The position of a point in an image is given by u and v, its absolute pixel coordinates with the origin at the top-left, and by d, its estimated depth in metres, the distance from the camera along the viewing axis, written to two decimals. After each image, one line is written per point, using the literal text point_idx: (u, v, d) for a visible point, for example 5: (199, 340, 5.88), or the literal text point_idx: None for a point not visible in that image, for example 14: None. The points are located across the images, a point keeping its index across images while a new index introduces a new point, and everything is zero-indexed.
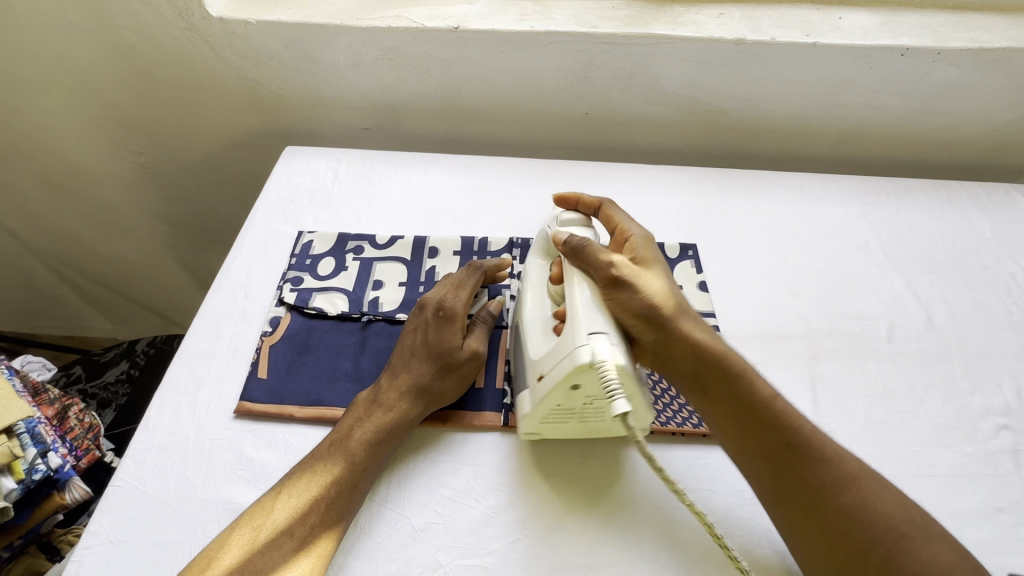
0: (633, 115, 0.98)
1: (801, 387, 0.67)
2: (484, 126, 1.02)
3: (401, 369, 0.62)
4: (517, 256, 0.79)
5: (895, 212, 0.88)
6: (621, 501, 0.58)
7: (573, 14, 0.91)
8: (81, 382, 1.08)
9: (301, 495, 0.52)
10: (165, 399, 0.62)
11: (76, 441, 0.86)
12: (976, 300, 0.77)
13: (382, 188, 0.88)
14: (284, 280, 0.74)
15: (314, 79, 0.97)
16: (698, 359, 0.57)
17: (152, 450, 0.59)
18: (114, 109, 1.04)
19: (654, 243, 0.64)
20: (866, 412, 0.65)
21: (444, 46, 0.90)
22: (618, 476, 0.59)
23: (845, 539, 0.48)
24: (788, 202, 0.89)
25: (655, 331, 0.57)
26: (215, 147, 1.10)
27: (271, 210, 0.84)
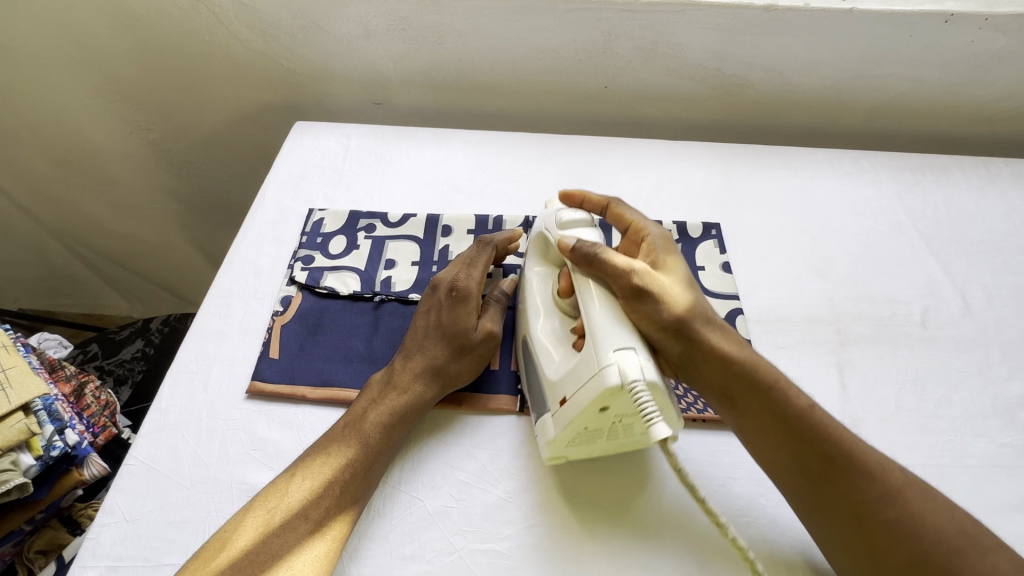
0: (655, 89, 0.94)
1: (829, 373, 0.64)
2: (497, 100, 0.98)
3: (414, 350, 0.60)
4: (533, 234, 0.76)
5: (931, 190, 0.83)
6: (639, 488, 0.56)
7: None
8: (97, 359, 1.09)
9: (315, 477, 0.52)
10: (177, 378, 0.62)
11: (93, 418, 0.87)
12: (1017, 284, 0.73)
13: (394, 164, 0.86)
14: (294, 258, 0.72)
15: (324, 52, 0.94)
16: (730, 364, 0.55)
17: (165, 429, 0.58)
18: (122, 83, 1.02)
19: (671, 242, 0.63)
20: (896, 399, 0.62)
21: (458, 15, 0.86)
22: (637, 463, 0.58)
23: (894, 555, 0.46)
24: (816, 178, 0.85)
25: (681, 340, 0.55)
26: (223, 123, 1.08)
27: (281, 186, 0.82)
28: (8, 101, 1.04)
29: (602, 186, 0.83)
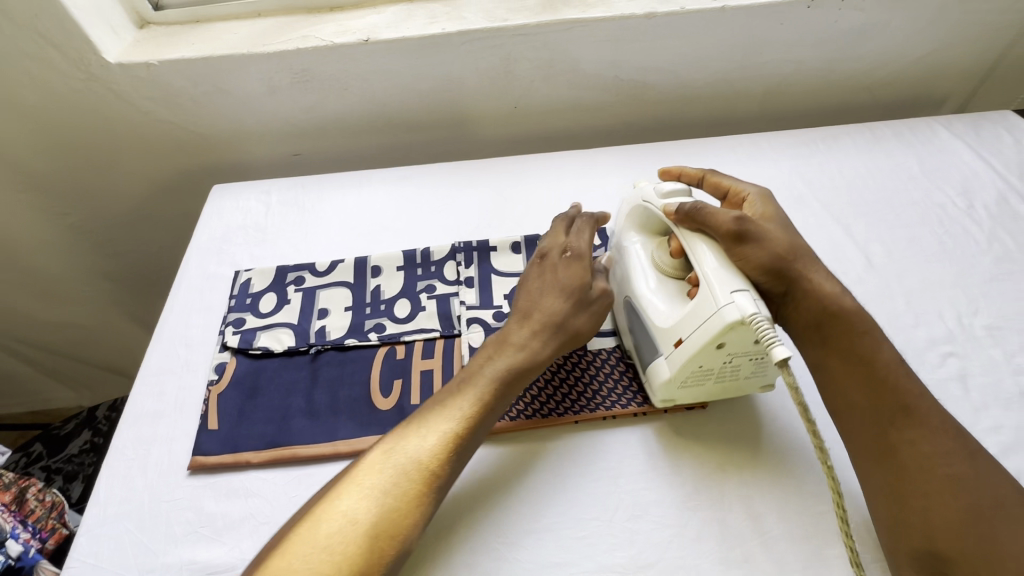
0: (562, 102, 0.98)
1: None
2: (413, 133, 1.01)
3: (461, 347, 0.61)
4: (461, 259, 0.77)
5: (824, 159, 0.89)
6: (590, 490, 0.59)
7: (481, 9, 0.89)
8: (41, 460, 1.03)
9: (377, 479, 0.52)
10: (114, 469, 0.60)
11: (39, 523, 0.82)
12: (910, 234, 0.79)
13: (316, 213, 0.86)
14: (225, 323, 0.72)
15: (233, 112, 0.94)
16: (834, 311, 0.57)
17: (107, 523, 0.56)
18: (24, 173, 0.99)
19: (771, 198, 0.65)
20: None
21: (358, 60, 0.88)
22: (585, 466, 0.60)
23: (947, 506, 0.48)
24: (720, 165, 0.90)
25: (783, 284, 0.57)
26: (137, 187, 1.06)
27: (205, 253, 0.82)
28: None
29: (523, 202, 0.86)
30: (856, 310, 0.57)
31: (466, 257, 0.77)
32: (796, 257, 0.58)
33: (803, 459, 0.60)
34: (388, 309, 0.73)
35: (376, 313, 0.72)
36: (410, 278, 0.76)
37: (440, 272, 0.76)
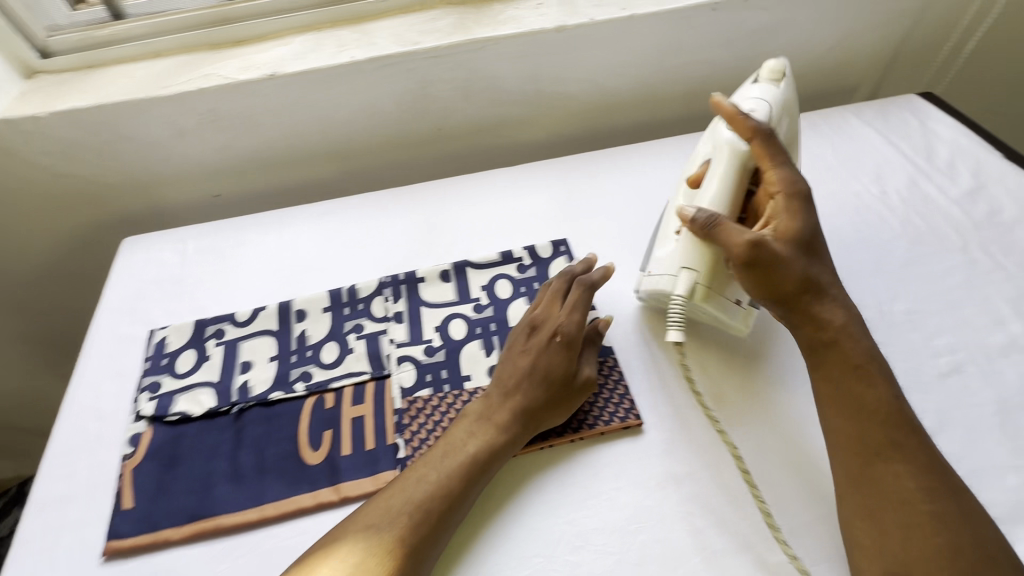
0: (651, 89, 0.90)
1: (909, 366, 0.60)
2: (502, 138, 0.93)
3: (542, 404, 0.55)
4: (565, 260, 0.71)
5: (968, 161, 0.79)
6: (745, 526, 0.51)
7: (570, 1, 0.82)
8: None
9: (368, 546, 0.47)
10: (219, 495, 0.54)
11: None
12: None
13: (399, 220, 0.79)
14: (343, 330, 0.66)
15: (297, 107, 0.81)
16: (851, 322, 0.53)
17: (219, 553, 0.51)
18: (31, 159, 0.80)
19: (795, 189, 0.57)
20: (991, 385, 0.58)
21: (452, 63, 0.80)
22: (736, 498, 0.53)
23: None
24: (839, 163, 0.81)
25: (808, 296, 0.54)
26: (179, 183, 0.87)
27: (275, 272, 0.74)
28: None
29: (623, 199, 0.78)
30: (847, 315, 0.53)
31: (569, 256, 0.71)
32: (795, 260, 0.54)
33: (997, 498, 0.51)
34: (494, 314, 0.67)
35: (482, 317, 0.66)
36: (516, 293, 0.69)
37: (544, 274, 0.70)
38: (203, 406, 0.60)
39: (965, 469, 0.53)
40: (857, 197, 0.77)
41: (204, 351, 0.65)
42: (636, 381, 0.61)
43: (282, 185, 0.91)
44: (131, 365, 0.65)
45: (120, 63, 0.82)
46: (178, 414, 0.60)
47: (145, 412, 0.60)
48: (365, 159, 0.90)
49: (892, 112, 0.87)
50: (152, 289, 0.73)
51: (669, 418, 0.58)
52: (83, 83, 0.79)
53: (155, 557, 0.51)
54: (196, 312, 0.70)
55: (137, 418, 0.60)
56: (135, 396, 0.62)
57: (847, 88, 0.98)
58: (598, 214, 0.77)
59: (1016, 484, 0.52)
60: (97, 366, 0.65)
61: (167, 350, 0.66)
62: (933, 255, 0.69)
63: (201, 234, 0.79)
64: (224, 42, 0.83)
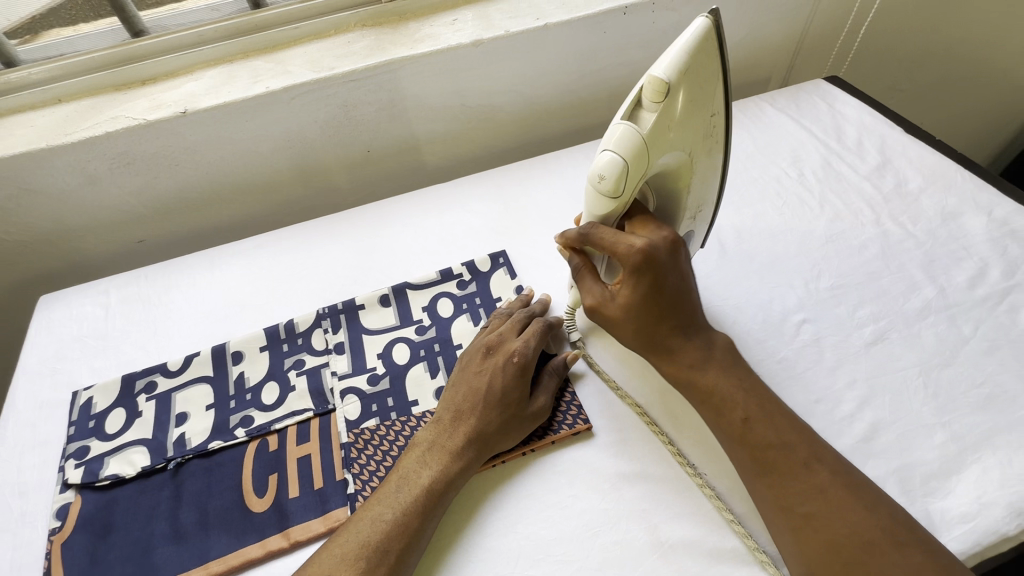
0: (575, 94, 0.92)
1: (837, 339, 0.63)
2: (434, 155, 0.93)
3: (496, 429, 0.54)
4: (504, 272, 0.71)
5: (874, 138, 0.84)
6: (699, 515, 0.52)
7: (485, 15, 0.83)
8: None
9: None
10: (161, 558, 0.52)
11: None
12: (982, 196, 0.75)
13: (335, 246, 0.77)
14: (283, 368, 0.64)
15: (214, 143, 0.78)
16: (710, 369, 0.53)
17: None
18: None
19: (635, 252, 0.52)
20: (910, 348, 0.61)
21: (372, 85, 0.80)
22: (688, 489, 0.53)
23: None
24: (756, 150, 0.84)
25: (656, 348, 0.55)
26: (97, 232, 0.83)
27: (207, 315, 0.71)
28: None
29: (557, 204, 0.80)
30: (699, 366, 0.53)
31: (508, 267, 0.72)
32: (634, 322, 0.55)
33: (926, 454, 0.54)
34: (437, 333, 0.66)
35: (425, 338, 0.66)
36: (459, 311, 0.68)
37: (485, 288, 0.70)
38: (136, 466, 0.57)
39: (895, 432, 0.55)
40: (777, 181, 0.80)
41: (135, 407, 0.62)
42: (582, 385, 0.61)
43: (213, 223, 0.88)
44: (54, 431, 0.61)
45: (18, 113, 0.77)
46: (109, 478, 0.56)
47: (73, 481, 0.56)
48: (296, 187, 0.88)
49: (803, 98, 0.92)
50: (74, 347, 0.69)
51: (616, 416, 0.59)
52: None
53: None
54: (125, 367, 0.67)
55: (64, 488, 0.56)
56: (60, 465, 0.58)
57: (761, 78, 1.03)
58: (535, 221, 0.78)
59: (941, 440, 0.55)
60: (17, 438, 0.61)
61: (94, 411, 0.62)
62: (850, 230, 0.73)
63: (125, 282, 0.75)
64: (130, 82, 0.80)
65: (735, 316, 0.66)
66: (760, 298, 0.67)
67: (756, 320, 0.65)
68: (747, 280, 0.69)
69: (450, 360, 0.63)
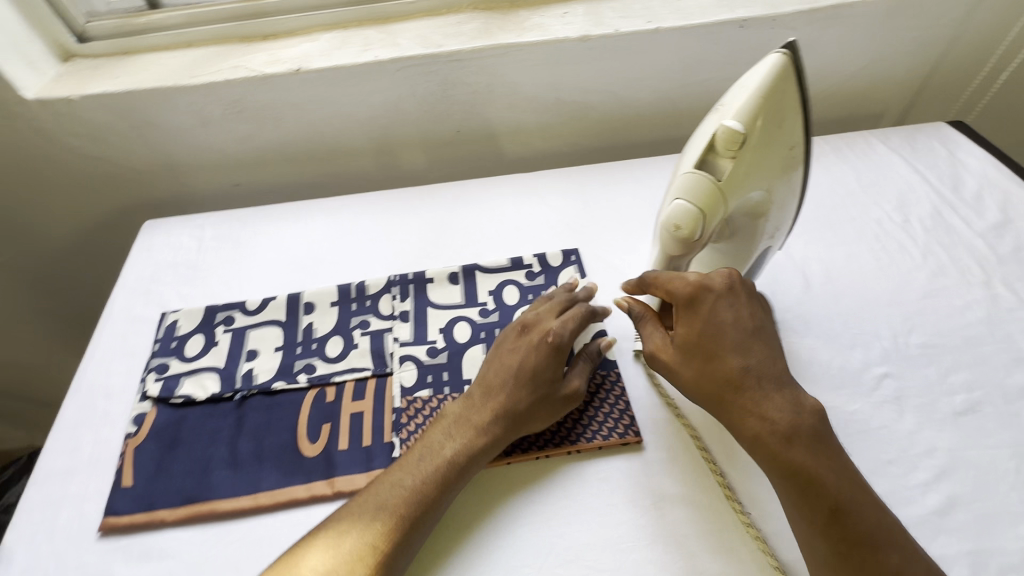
0: (672, 103, 0.90)
1: (921, 401, 0.58)
2: (519, 145, 0.93)
3: (526, 406, 0.54)
4: (574, 270, 0.71)
5: (997, 194, 0.77)
6: (740, 554, 0.50)
7: (596, 12, 0.83)
8: None
9: None
10: (216, 481, 0.55)
11: None
12: None
13: (411, 219, 0.79)
14: (349, 326, 0.67)
15: (317, 102, 0.82)
16: (791, 443, 0.48)
17: (210, 538, 0.52)
18: (61, 139, 0.82)
19: (693, 288, 0.53)
20: (1006, 427, 0.56)
21: (473, 69, 0.81)
22: (731, 524, 0.51)
23: None
24: (859, 188, 0.79)
25: (732, 406, 0.50)
26: (200, 171, 0.89)
27: (286, 263, 0.75)
28: None
29: (637, 211, 0.78)
30: (783, 432, 0.48)
31: (579, 267, 0.71)
32: (708, 369, 0.51)
33: (1008, 545, 0.49)
34: (500, 319, 0.67)
35: (487, 321, 0.66)
36: (523, 301, 0.68)
37: (553, 283, 0.70)
38: (207, 391, 0.61)
39: (974, 512, 0.51)
40: (877, 224, 0.75)
41: (213, 336, 0.66)
42: (638, 397, 0.60)
43: (302, 178, 0.92)
44: (140, 345, 0.67)
45: (154, 51, 0.84)
46: (183, 396, 0.61)
47: (152, 393, 0.61)
48: (384, 155, 0.91)
49: (920, 140, 0.85)
50: (167, 272, 0.74)
51: (668, 434, 0.57)
52: (116, 68, 0.81)
53: (151, 537, 0.52)
54: (208, 298, 0.71)
55: (143, 397, 0.61)
56: (143, 377, 0.63)
57: (874, 114, 0.97)
58: (612, 225, 0.76)
59: None
60: (109, 344, 0.67)
61: (177, 333, 0.67)
62: (954, 289, 0.67)
63: (219, 221, 0.80)
64: (253, 35, 0.85)
65: (809, 356, 0.63)
66: (840, 342, 0.63)
67: (832, 365, 0.62)
68: (829, 322, 0.65)
69: None
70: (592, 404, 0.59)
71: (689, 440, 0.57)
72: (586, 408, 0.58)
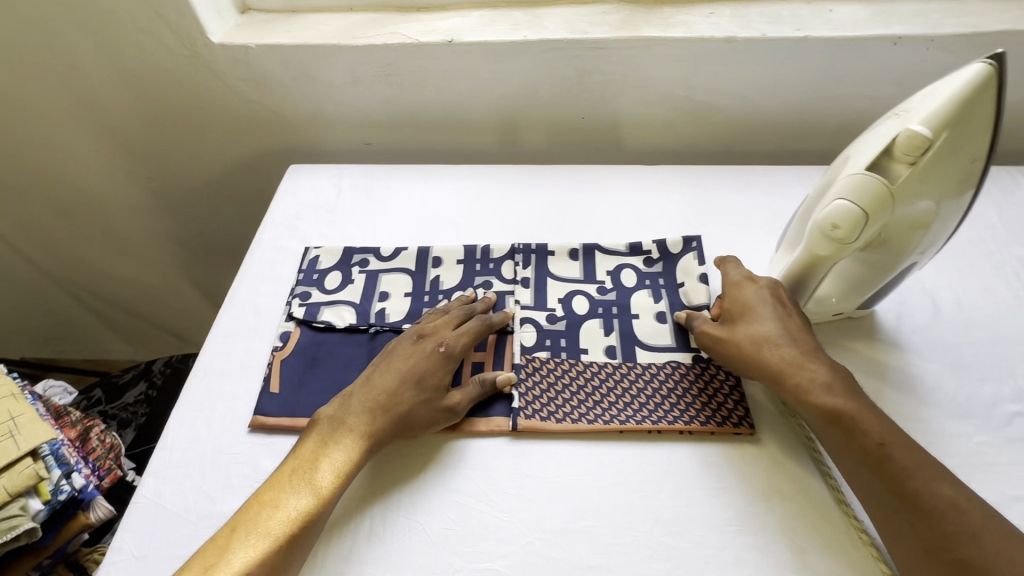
0: (802, 115, 0.89)
1: None
2: (638, 139, 0.95)
3: (410, 406, 0.56)
4: (694, 258, 0.71)
5: None
6: (849, 558, 0.50)
7: (743, 15, 0.83)
8: (100, 405, 1.05)
9: (257, 537, 0.48)
10: None
11: (98, 461, 0.83)
12: None
13: (532, 194, 0.83)
14: (473, 284, 0.71)
15: (459, 74, 0.87)
16: (827, 390, 0.53)
17: None
18: (228, 81, 0.91)
19: (739, 277, 0.63)
20: None
21: (612, 58, 0.83)
22: (840, 528, 0.52)
23: None
24: (1001, 224, 0.76)
25: (772, 364, 0.56)
26: (338, 126, 0.96)
27: (416, 219, 0.80)
28: (98, 86, 0.92)
29: (760, 216, 0.78)
30: (820, 382, 0.53)
31: (698, 255, 0.71)
32: (749, 334, 0.58)
33: None
34: (618, 298, 0.69)
35: (605, 298, 0.69)
36: (641, 285, 0.70)
37: (671, 271, 0.71)
38: (345, 321, 0.67)
39: None
40: (1020, 263, 0.72)
41: (350, 274, 0.72)
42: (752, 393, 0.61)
43: (427, 145, 0.98)
44: (285, 273, 0.73)
45: (319, 12, 0.92)
46: (324, 322, 0.66)
47: (296, 315, 0.67)
48: (508, 133, 0.95)
49: None
50: (309, 212, 0.81)
51: (777, 433, 0.58)
52: (286, 24, 0.90)
53: (292, 439, 0.58)
54: (345, 241, 0.77)
55: (288, 318, 0.67)
56: (288, 300, 0.69)
57: None
58: (734, 226, 0.77)
59: None
60: (259, 268, 0.74)
61: (319, 267, 0.73)
62: None
63: (356, 173, 0.87)
64: (408, 6, 0.91)
65: (935, 382, 0.61)
66: (970, 374, 0.62)
67: (960, 395, 0.60)
68: (959, 352, 0.63)
69: (626, 328, 0.65)
70: (706, 390, 0.60)
71: (801, 442, 0.57)
72: (699, 393, 0.60)
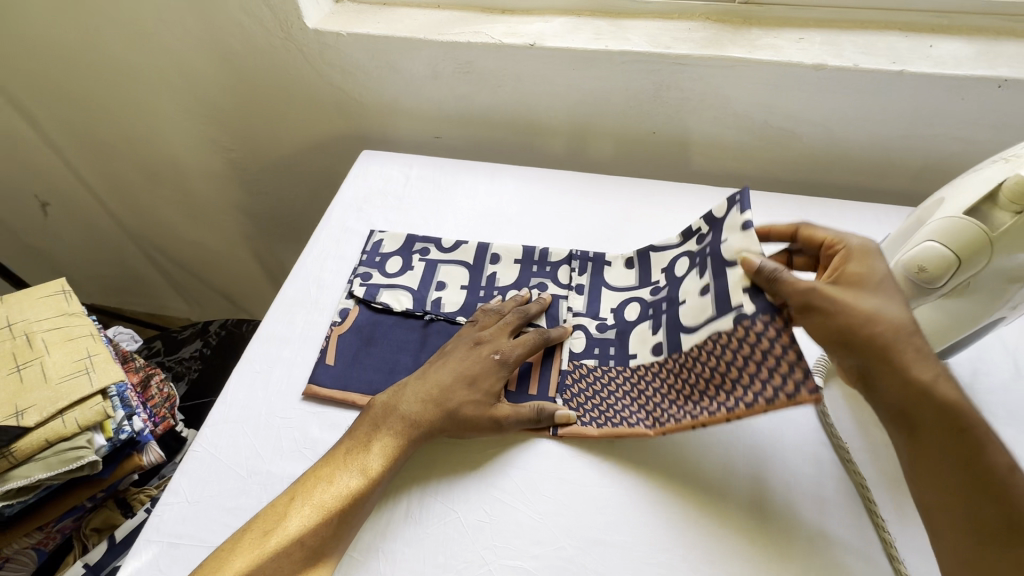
0: (887, 151, 0.85)
1: None
2: (708, 158, 0.93)
3: (459, 409, 0.56)
4: (737, 213, 0.58)
5: None
6: None
7: (836, 43, 0.81)
8: (159, 355, 1.12)
9: (314, 504, 0.51)
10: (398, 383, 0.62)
11: (154, 408, 0.89)
12: None
13: (596, 202, 0.82)
14: (529, 284, 0.72)
15: (536, 77, 0.88)
16: (942, 389, 0.47)
17: None
18: (315, 65, 0.95)
19: (849, 242, 0.53)
20: None
21: (693, 76, 0.82)
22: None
23: None
24: None
25: (886, 348, 0.48)
26: (412, 117, 0.99)
27: (477, 213, 0.81)
28: (197, 60, 0.98)
29: None
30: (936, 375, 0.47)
31: (741, 208, 0.58)
32: (863, 308, 0.48)
33: None
34: (669, 292, 0.65)
35: (656, 298, 0.66)
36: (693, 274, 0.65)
37: (716, 239, 0.61)
38: (402, 305, 0.68)
39: None
40: None
41: (410, 261, 0.74)
42: (806, 429, 0.58)
43: (494, 143, 1.00)
44: (349, 252, 0.76)
45: (408, 6, 0.95)
46: (381, 304, 0.68)
47: (356, 294, 0.69)
48: (576, 139, 0.95)
49: None
50: (377, 197, 0.84)
51: (830, 476, 0.55)
52: (376, 15, 0.93)
53: (341, 413, 0.60)
54: (408, 228, 0.80)
55: (349, 296, 0.70)
56: (350, 279, 0.72)
57: None
58: None
59: None
60: (325, 244, 0.77)
61: (382, 251, 0.75)
62: None
63: (425, 164, 0.89)
64: (494, 7, 0.92)
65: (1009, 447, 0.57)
66: None
67: None
68: None
69: (672, 318, 0.62)
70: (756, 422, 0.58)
71: (854, 488, 0.54)
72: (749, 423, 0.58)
